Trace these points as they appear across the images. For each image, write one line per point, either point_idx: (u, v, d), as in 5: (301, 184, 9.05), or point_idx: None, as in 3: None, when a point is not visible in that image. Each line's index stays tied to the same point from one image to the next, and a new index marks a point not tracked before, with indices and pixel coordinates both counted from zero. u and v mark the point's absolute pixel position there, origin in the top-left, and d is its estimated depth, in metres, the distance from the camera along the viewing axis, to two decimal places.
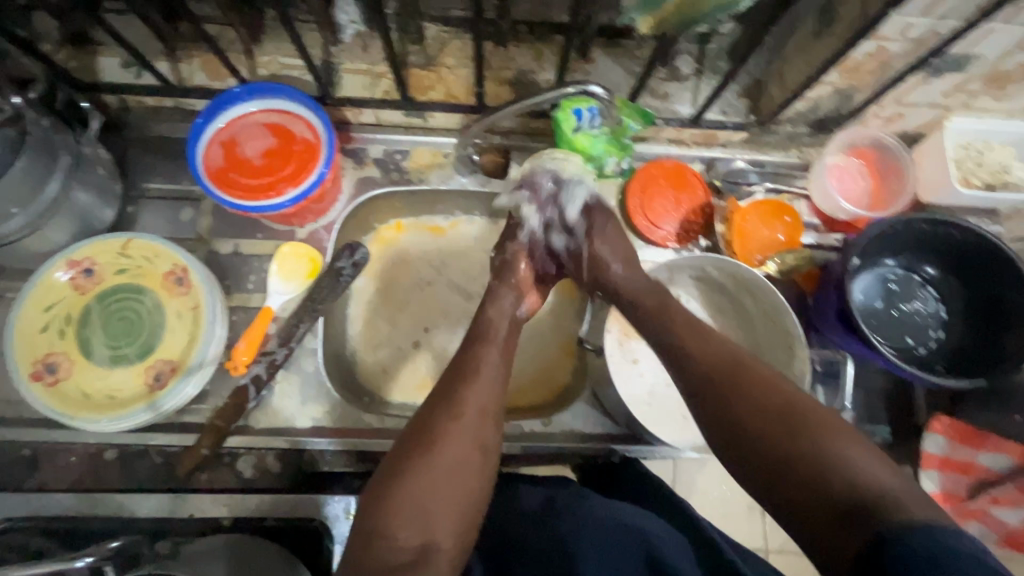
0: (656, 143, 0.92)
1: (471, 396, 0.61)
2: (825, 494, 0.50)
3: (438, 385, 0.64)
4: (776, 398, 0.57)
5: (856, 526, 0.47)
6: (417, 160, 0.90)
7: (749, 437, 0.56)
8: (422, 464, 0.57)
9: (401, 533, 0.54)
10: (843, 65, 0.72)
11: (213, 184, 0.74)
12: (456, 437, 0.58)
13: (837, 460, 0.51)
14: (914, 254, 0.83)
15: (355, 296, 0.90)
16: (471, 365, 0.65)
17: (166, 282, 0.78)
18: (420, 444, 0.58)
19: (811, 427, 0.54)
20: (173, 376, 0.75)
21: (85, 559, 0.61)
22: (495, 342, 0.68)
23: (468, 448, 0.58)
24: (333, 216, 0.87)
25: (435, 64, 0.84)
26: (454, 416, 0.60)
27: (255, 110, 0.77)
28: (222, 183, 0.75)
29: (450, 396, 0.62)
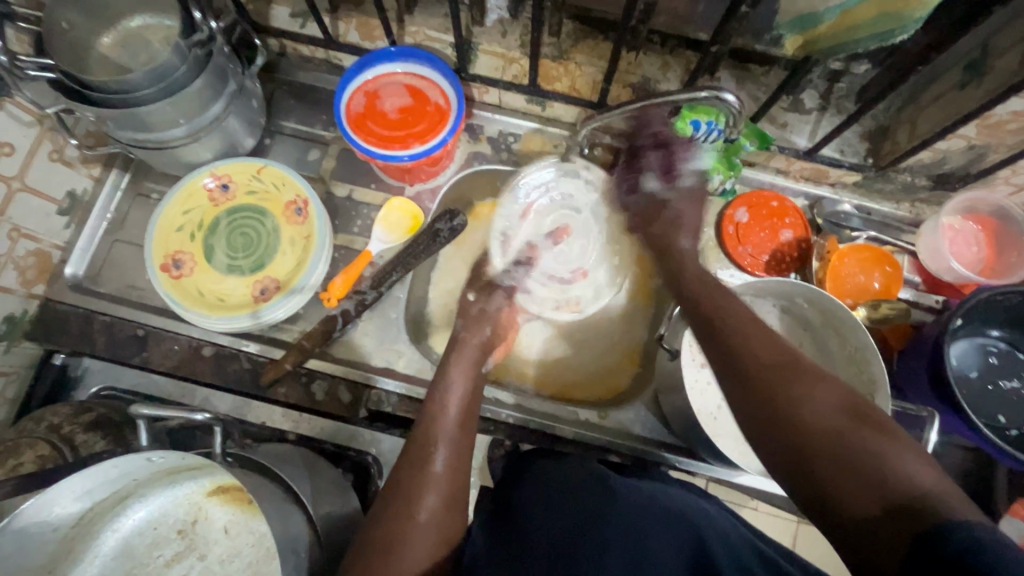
0: (763, 170, 0.92)
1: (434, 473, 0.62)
2: (872, 488, 0.48)
3: (388, 482, 0.63)
4: (830, 399, 0.55)
5: (897, 516, 0.45)
6: (527, 146, 0.95)
7: (799, 445, 0.53)
8: (382, 566, 0.55)
9: None
10: (983, 120, 0.70)
11: (351, 127, 0.83)
12: (417, 531, 0.58)
13: (890, 461, 0.48)
14: (1023, 331, 0.79)
15: (442, 261, 0.92)
16: (428, 445, 0.64)
17: (287, 210, 0.86)
18: (383, 549, 0.57)
19: (868, 431, 0.51)
20: (277, 293, 0.83)
21: (201, 414, 0.66)
22: (451, 412, 0.68)
23: (433, 537, 0.58)
24: (441, 181, 0.94)
25: (565, 58, 0.88)
26: (410, 506, 0.60)
27: (399, 71, 0.86)
28: (359, 128, 0.84)
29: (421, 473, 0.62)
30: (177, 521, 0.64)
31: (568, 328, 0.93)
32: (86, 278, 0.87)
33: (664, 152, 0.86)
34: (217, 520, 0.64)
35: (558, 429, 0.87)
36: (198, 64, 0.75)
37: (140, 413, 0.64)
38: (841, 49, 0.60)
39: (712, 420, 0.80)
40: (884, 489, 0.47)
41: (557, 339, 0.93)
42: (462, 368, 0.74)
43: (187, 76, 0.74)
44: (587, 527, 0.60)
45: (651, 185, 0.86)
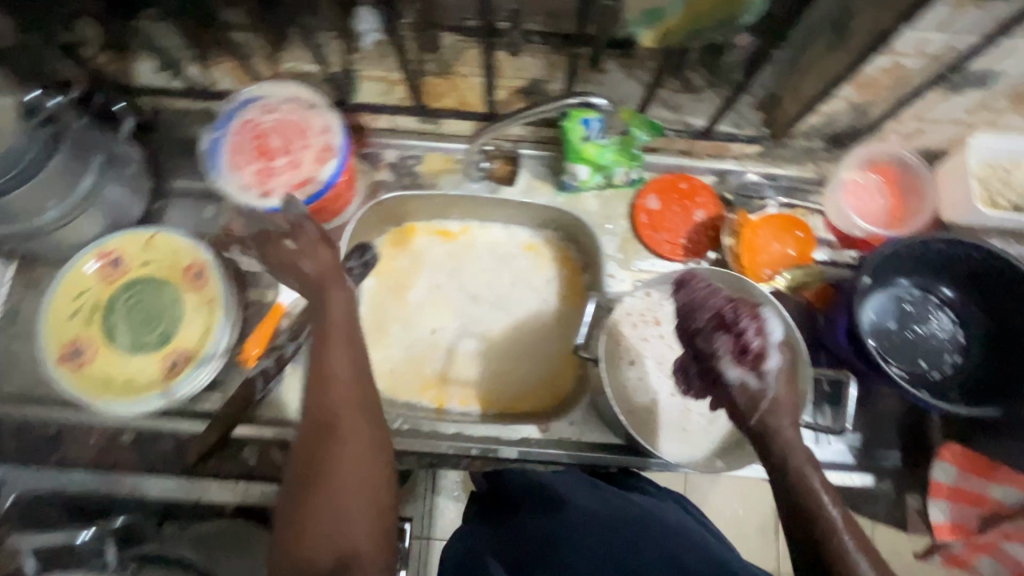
0: (668, 154, 0.91)
1: (337, 383, 0.58)
2: None
3: (302, 423, 0.58)
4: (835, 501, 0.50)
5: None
6: (430, 165, 0.92)
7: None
8: (317, 497, 0.53)
9: (315, 555, 0.51)
10: (857, 79, 0.70)
11: (232, 165, 0.76)
12: (345, 451, 0.55)
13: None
14: (931, 275, 0.80)
15: (369, 295, 0.97)
16: (319, 366, 0.59)
17: (186, 275, 0.82)
18: (314, 480, 0.54)
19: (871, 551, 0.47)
20: (188, 365, 0.79)
21: None
22: (337, 326, 0.61)
23: (362, 446, 0.56)
24: (347, 217, 0.89)
25: (450, 71, 0.87)
26: (332, 427, 0.56)
27: (284, 104, 0.78)
28: (238, 164, 0.76)
29: (319, 410, 0.57)
30: None
31: (504, 340, 0.95)
32: None
33: (727, 332, 0.59)
34: None
35: (501, 451, 0.83)
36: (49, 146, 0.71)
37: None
38: (710, 23, 0.59)
39: (648, 413, 0.83)
40: None
41: (492, 354, 0.94)
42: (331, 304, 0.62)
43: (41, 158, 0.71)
44: (561, 532, 0.60)
45: (732, 375, 0.56)
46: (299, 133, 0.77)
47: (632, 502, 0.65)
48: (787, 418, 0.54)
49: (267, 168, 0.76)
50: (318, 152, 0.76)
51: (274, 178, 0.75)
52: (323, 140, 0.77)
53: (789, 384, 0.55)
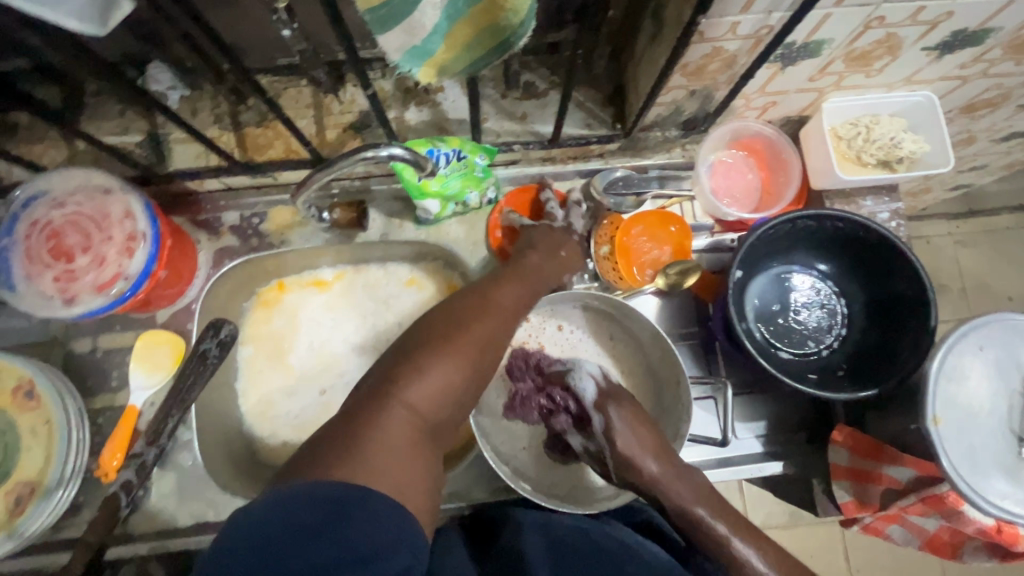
0: (528, 164, 0.86)
1: (479, 330, 0.62)
2: None
3: (432, 321, 0.63)
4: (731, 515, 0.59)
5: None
6: (276, 221, 0.84)
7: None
8: (412, 373, 0.56)
9: (388, 429, 0.51)
10: (685, 69, 0.65)
11: (26, 273, 0.67)
12: (448, 372, 0.58)
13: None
14: (805, 252, 0.77)
15: (244, 366, 0.89)
16: (471, 308, 0.64)
17: (14, 398, 0.74)
18: (417, 356, 0.58)
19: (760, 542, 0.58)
20: (32, 499, 0.71)
21: None
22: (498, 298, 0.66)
23: (466, 366, 0.59)
24: (192, 296, 0.82)
25: (269, 120, 0.78)
26: (453, 338, 0.60)
27: (76, 195, 0.69)
28: (33, 272, 0.67)
29: (446, 337, 0.60)
30: None
31: None
32: None
33: (562, 411, 0.68)
34: None
35: None
36: None
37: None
38: (491, 59, 0.51)
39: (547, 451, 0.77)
40: None
41: None
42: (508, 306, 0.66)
43: None
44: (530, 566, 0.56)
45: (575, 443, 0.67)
46: (98, 224, 0.68)
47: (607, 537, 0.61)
48: (651, 458, 0.60)
49: (69, 270, 0.67)
50: (125, 242, 0.68)
51: (76, 280, 0.67)
52: (127, 227, 0.68)
53: (631, 429, 0.62)
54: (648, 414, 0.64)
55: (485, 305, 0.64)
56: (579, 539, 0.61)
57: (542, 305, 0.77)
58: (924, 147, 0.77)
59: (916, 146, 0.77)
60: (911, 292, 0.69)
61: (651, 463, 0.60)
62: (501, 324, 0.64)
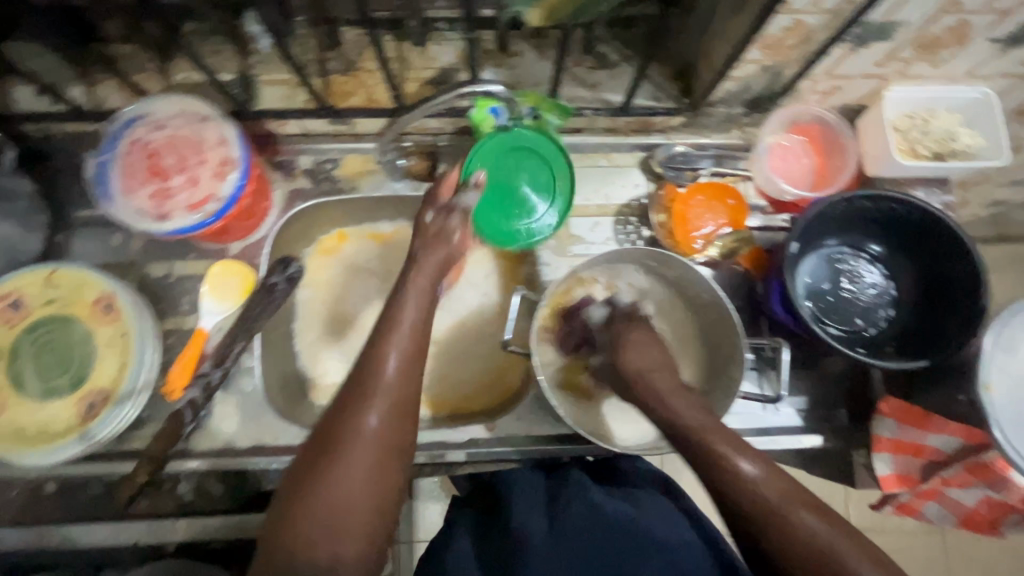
0: (592, 133, 0.89)
1: (380, 398, 0.57)
2: None
3: (340, 390, 0.59)
4: (772, 491, 0.53)
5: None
6: (347, 168, 0.88)
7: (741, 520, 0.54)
8: (327, 466, 0.54)
9: (309, 530, 0.52)
10: (763, 41, 0.68)
11: (124, 187, 0.71)
12: (362, 442, 0.55)
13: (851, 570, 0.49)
14: (859, 233, 0.80)
15: (301, 308, 0.91)
16: (373, 360, 0.59)
17: (95, 310, 0.77)
18: (326, 445, 0.55)
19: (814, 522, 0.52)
20: (106, 405, 0.75)
21: None
22: (403, 326, 0.62)
23: (377, 426, 0.56)
24: (264, 232, 0.86)
25: (354, 69, 0.82)
26: (357, 410, 0.56)
27: (175, 119, 0.73)
28: (130, 186, 0.71)
29: (348, 409, 0.57)
30: None
31: (447, 342, 0.91)
32: None
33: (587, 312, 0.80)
34: None
35: (449, 455, 0.81)
36: None
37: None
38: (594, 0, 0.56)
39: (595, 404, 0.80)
40: None
41: (436, 358, 0.91)
42: (409, 301, 0.64)
43: None
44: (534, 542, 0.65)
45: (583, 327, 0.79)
46: (194, 147, 0.72)
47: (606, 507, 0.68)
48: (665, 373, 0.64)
49: (165, 187, 0.71)
50: (219, 166, 0.72)
51: (172, 197, 0.71)
52: (221, 152, 0.72)
53: (663, 362, 0.65)
54: (660, 339, 0.70)
55: (364, 399, 0.57)
56: (586, 515, 0.67)
57: (601, 263, 0.80)
58: (978, 142, 0.80)
59: (970, 140, 0.80)
60: (964, 273, 0.72)
61: (663, 381, 0.63)
62: (400, 373, 0.59)
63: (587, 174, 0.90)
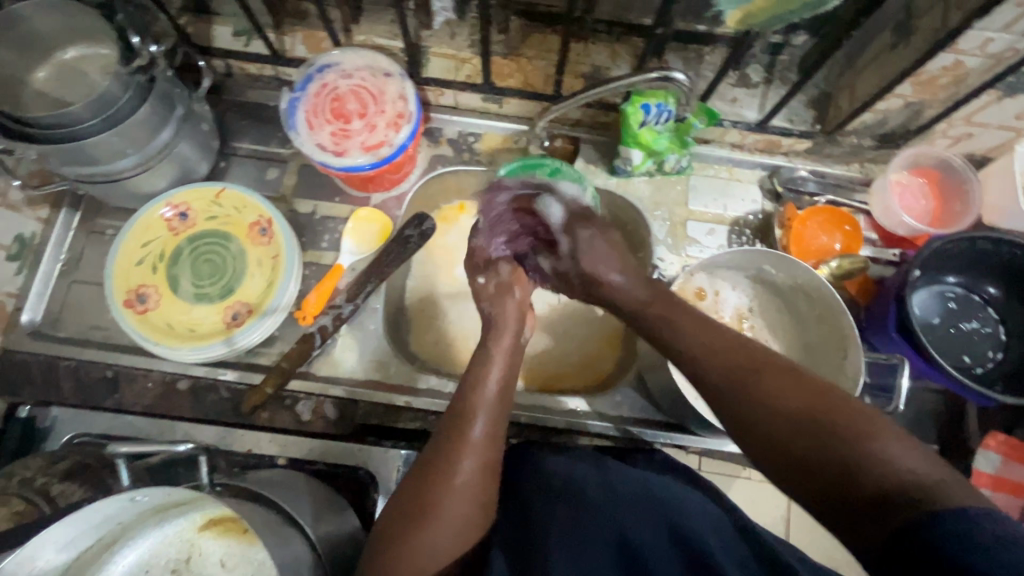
0: (719, 146, 0.94)
1: (468, 456, 0.60)
2: (857, 481, 0.47)
3: (428, 445, 0.63)
4: (797, 387, 0.54)
5: (898, 511, 0.44)
6: (488, 143, 0.96)
7: (760, 425, 0.54)
8: (421, 524, 0.57)
9: None
10: (917, 77, 0.74)
11: (309, 124, 0.79)
12: (454, 495, 0.58)
13: (856, 436, 0.48)
14: (976, 274, 0.83)
15: (417, 267, 0.95)
16: (463, 413, 0.64)
17: (251, 232, 0.85)
18: (418, 505, 0.58)
19: (805, 390, 0.53)
20: (250, 316, 0.81)
21: (184, 446, 0.71)
22: (490, 384, 0.66)
23: (469, 481, 0.59)
24: (405, 188, 0.93)
25: (515, 53, 0.88)
26: (449, 468, 0.59)
27: (359, 72, 0.81)
28: (315, 125, 0.79)
29: (441, 462, 0.60)
30: (170, 560, 0.57)
31: (549, 320, 0.95)
32: (45, 323, 0.84)
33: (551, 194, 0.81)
34: (213, 554, 0.58)
35: (550, 420, 0.85)
36: (141, 91, 0.73)
37: (113, 453, 0.70)
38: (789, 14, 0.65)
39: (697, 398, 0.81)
40: (866, 473, 0.47)
41: (539, 333, 0.95)
42: (501, 353, 0.70)
43: (132, 104, 0.72)
44: (555, 513, 0.61)
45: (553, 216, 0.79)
46: (374, 98, 0.80)
47: (636, 486, 0.63)
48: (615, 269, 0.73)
49: (346, 128, 0.79)
50: (393, 117, 0.79)
51: (350, 139, 0.78)
52: (397, 105, 0.80)
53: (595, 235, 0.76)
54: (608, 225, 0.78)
55: (456, 455, 0.60)
56: (603, 491, 0.62)
57: (721, 264, 0.84)
58: None
59: None
60: None
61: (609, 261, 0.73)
62: (488, 429, 0.63)
63: (709, 183, 0.95)
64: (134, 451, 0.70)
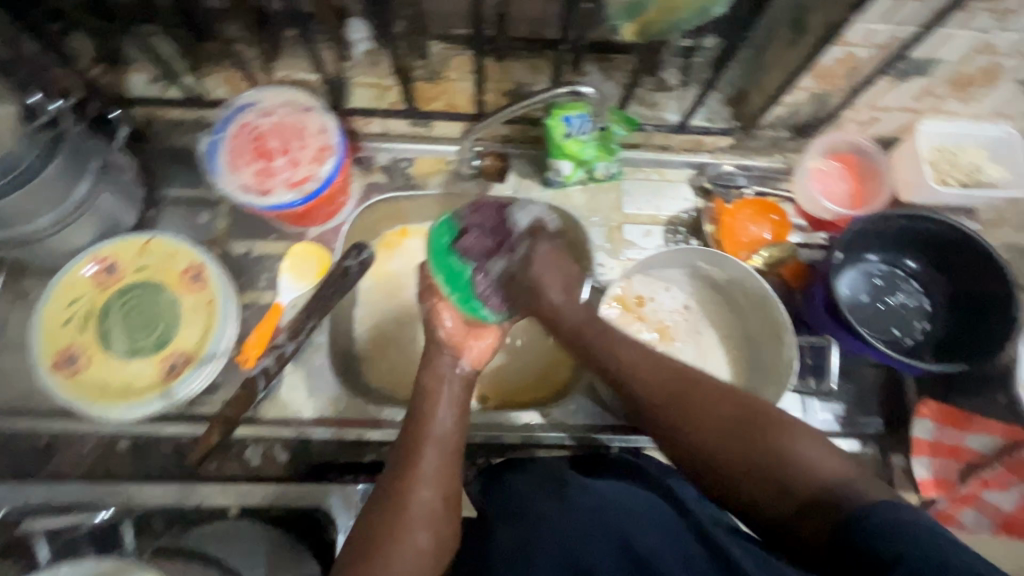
0: (647, 149, 0.97)
1: (424, 488, 0.60)
2: (790, 491, 0.54)
3: (380, 484, 0.63)
4: (725, 409, 0.61)
5: (825, 514, 0.51)
6: (422, 167, 0.96)
7: (698, 449, 0.60)
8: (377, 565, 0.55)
9: None
10: (816, 70, 0.77)
11: (232, 164, 0.78)
12: (412, 530, 0.58)
13: (784, 450, 0.56)
14: (897, 249, 0.86)
15: (363, 297, 0.94)
16: (413, 448, 0.64)
17: (183, 279, 0.83)
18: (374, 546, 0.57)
19: (733, 410, 0.60)
20: (188, 366, 0.79)
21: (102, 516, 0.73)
22: (441, 416, 0.67)
23: (426, 512, 0.59)
24: (342, 219, 0.93)
25: (439, 78, 0.89)
26: (403, 505, 0.59)
27: (279, 108, 0.81)
28: (237, 165, 0.78)
29: (395, 498, 0.60)
30: None
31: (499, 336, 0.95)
32: None
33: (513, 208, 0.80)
34: None
35: (504, 437, 0.85)
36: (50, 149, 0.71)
37: (28, 530, 0.71)
38: (687, 15, 0.67)
39: None
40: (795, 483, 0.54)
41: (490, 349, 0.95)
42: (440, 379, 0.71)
43: (40, 164, 0.70)
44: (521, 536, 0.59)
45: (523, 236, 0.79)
46: (296, 132, 0.80)
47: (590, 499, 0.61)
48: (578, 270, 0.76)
49: (269, 165, 0.78)
50: (316, 150, 0.79)
51: (274, 176, 0.78)
52: (319, 137, 0.79)
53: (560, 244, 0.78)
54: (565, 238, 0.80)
55: (413, 487, 0.60)
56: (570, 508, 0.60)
57: (654, 264, 0.87)
58: (1003, 174, 0.87)
59: (995, 172, 0.87)
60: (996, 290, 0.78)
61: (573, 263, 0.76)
62: (443, 461, 0.64)
63: (642, 185, 0.97)
64: (52, 527, 0.71)
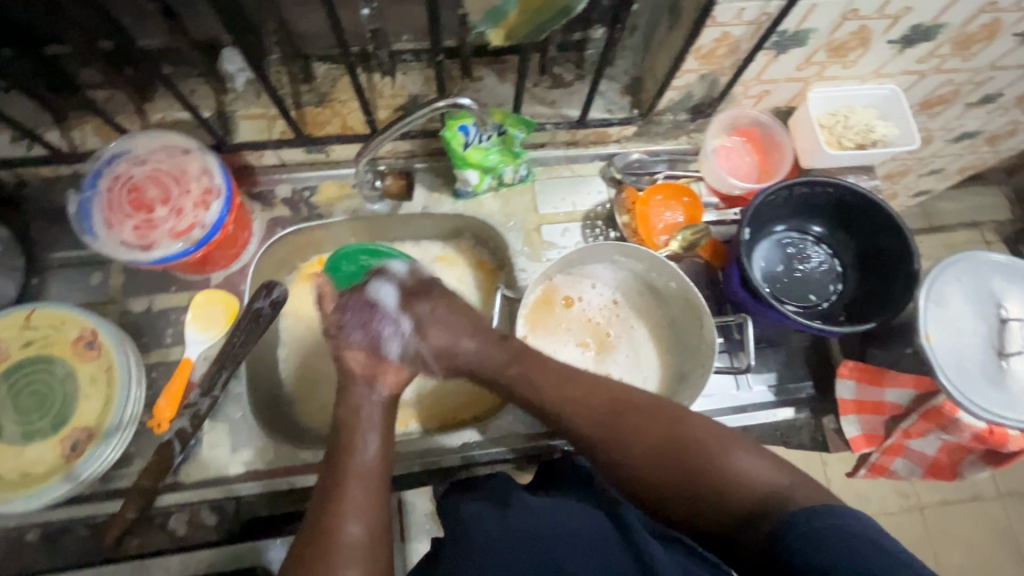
0: (554, 147, 0.96)
1: (352, 525, 0.58)
2: (724, 504, 0.55)
3: (304, 529, 0.60)
4: (657, 429, 0.62)
5: (759, 521, 0.52)
6: (325, 194, 0.92)
7: (633, 470, 0.61)
8: None
9: None
10: (697, 52, 0.78)
11: (109, 220, 0.73)
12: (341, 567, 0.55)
13: (715, 464, 0.57)
14: (803, 217, 0.88)
15: (284, 335, 0.91)
16: (336, 488, 0.62)
17: (75, 348, 0.77)
18: None
19: (664, 428, 0.61)
20: (91, 443, 0.74)
21: None
22: (366, 449, 0.66)
23: (354, 549, 0.57)
24: (247, 258, 0.88)
25: (328, 100, 0.86)
26: (326, 549, 0.56)
27: (155, 154, 0.76)
28: (115, 220, 0.73)
29: (318, 539, 0.57)
30: None
31: None
32: None
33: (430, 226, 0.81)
34: None
35: (444, 460, 0.83)
36: None
37: None
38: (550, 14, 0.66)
39: None
40: (730, 496, 0.55)
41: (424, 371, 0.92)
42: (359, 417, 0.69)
43: None
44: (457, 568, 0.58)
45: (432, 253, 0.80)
46: (175, 177, 0.75)
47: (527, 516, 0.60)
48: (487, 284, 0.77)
49: (149, 216, 0.73)
50: (200, 194, 0.75)
51: (156, 228, 0.73)
52: (201, 180, 0.75)
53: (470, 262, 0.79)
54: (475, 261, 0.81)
55: (337, 523, 0.58)
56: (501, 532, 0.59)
57: (572, 263, 0.86)
58: (892, 131, 0.90)
59: (884, 130, 0.90)
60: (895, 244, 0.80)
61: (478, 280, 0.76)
62: (368, 493, 0.62)
63: (554, 185, 0.96)
64: None
